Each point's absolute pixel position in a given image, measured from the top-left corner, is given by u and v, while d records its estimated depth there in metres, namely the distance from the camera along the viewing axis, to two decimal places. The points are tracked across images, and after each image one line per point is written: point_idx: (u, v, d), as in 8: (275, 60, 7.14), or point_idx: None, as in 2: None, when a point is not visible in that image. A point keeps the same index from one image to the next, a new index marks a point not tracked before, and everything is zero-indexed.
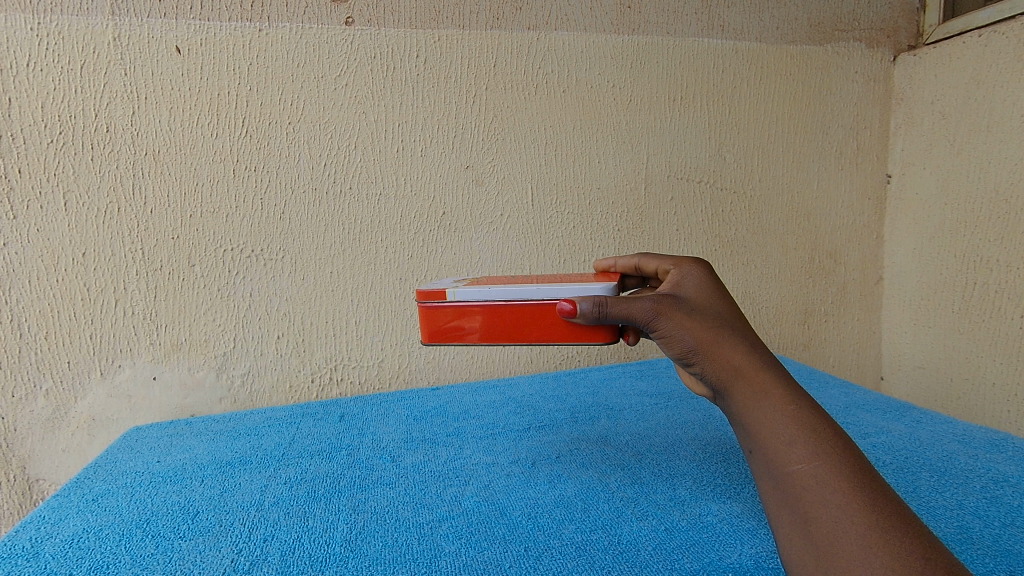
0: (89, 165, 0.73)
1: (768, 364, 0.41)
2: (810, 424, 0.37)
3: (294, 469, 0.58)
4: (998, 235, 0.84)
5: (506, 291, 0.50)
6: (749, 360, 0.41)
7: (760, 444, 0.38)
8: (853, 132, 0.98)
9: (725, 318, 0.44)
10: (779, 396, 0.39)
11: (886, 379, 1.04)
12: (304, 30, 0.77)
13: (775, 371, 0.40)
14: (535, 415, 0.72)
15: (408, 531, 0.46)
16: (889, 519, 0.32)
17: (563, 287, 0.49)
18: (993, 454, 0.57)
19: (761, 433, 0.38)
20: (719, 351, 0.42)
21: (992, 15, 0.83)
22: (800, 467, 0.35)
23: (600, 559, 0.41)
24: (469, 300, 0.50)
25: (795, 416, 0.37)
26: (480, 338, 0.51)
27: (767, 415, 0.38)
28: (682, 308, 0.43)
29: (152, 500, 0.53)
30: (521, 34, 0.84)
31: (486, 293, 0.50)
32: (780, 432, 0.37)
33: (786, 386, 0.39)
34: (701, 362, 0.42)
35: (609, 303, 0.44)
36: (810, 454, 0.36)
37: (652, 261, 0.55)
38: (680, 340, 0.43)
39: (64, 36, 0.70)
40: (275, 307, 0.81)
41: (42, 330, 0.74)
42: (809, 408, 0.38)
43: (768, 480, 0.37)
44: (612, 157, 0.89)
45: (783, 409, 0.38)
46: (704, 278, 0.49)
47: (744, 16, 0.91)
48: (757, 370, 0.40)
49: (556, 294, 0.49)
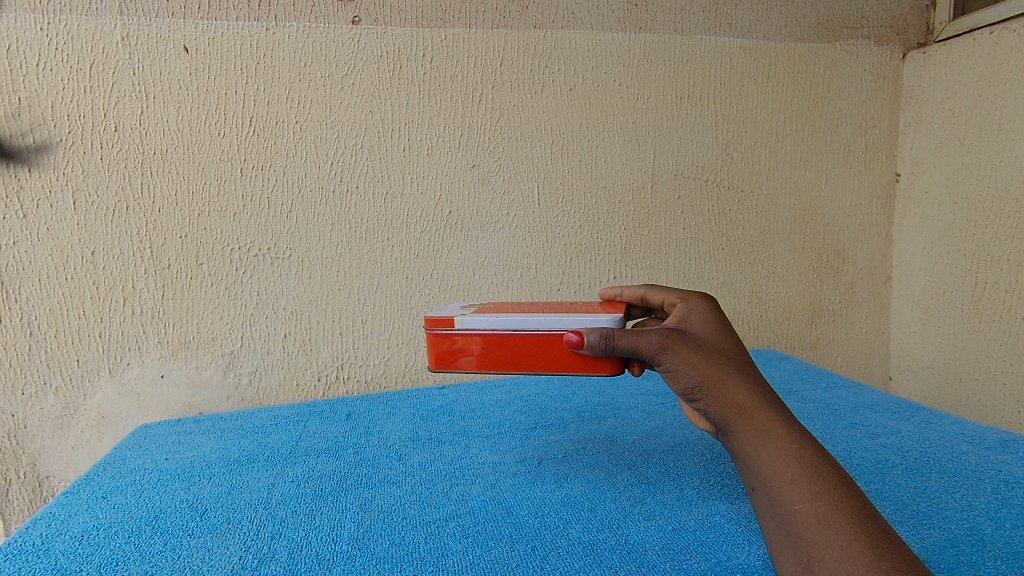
0: (98, 164, 0.73)
1: (771, 403, 0.41)
2: (812, 463, 0.38)
3: (301, 467, 0.59)
4: (1008, 234, 0.83)
5: (514, 320, 0.50)
6: (752, 399, 0.41)
7: (764, 483, 0.38)
8: (861, 131, 0.97)
9: (729, 354, 0.44)
10: (781, 435, 0.39)
11: (895, 379, 1.03)
12: (310, 29, 0.77)
13: (777, 410, 0.41)
14: (541, 414, 0.72)
15: (414, 530, 0.46)
16: (889, 558, 0.33)
17: (571, 318, 0.49)
18: (1005, 455, 0.56)
19: (763, 473, 0.38)
20: (723, 389, 0.42)
21: (1003, 12, 0.83)
22: (802, 507, 0.36)
23: (606, 559, 0.41)
24: (477, 327, 0.50)
25: (797, 454, 0.38)
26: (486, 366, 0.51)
27: (769, 453, 0.39)
28: (690, 343, 0.43)
29: (159, 498, 0.53)
30: (528, 33, 0.84)
31: (494, 322, 0.50)
32: (783, 472, 0.38)
33: (787, 425, 0.40)
34: (705, 398, 0.42)
35: (617, 336, 0.44)
36: (813, 493, 0.36)
37: (659, 295, 0.55)
38: (685, 375, 0.42)
39: (73, 36, 0.71)
40: (282, 306, 0.81)
41: (51, 328, 0.74)
42: (812, 448, 0.39)
43: (770, 518, 0.37)
44: (618, 155, 0.89)
45: (788, 448, 0.39)
46: (711, 313, 0.48)
47: (752, 15, 0.91)
48: (760, 409, 0.41)
49: (563, 324, 0.49)
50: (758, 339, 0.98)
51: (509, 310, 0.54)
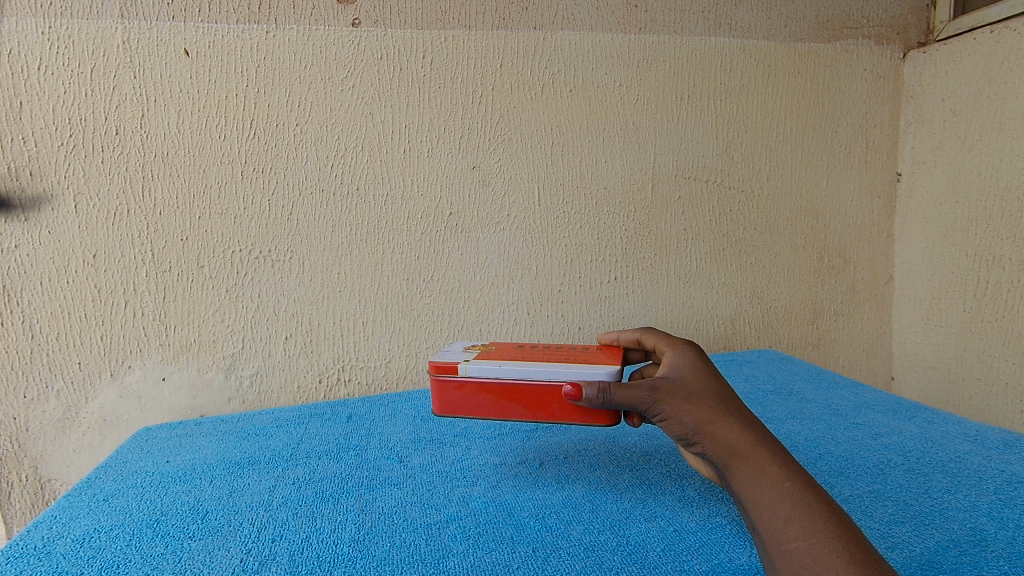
0: (100, 167, 0.74)
1: (764, 442, 0.42)
2: (807, 500, 0.38)
3: (303, 469, 0.59)
4: (1010, 234, 0.83)
5: (516, 370, 0.50)
6: (745, 438, 0.42)
7: (760, 521, 0.38)
8: (862, 131, 0.97)
9: (720, 397, 0.45)
10: (776, 474, 0.40)
11: (897, 379, 1.03)
12: (310, 32, 0.77)
13: (771, 449, 0.41)
14: (543, 414, 0.72)
15: (416, 532, 0.46)
16: None
17: (570, 367, 0.49)
18: (1008, 455, 0.56)
19: (760, 511, 0.38)
20: (716, 430, 0.43)
21: (1003, 11, 0.83)
22: (798, 545, 0.36)
23: (607, 560, 0.41)
24: (480, 376, 0.50)
25: (792, 492, 0.38)
26: (491, 413, 0.51)
27: (765, 492, 0.39)
28: (679, 393, 0.44)
29: (160, 500, 0.53)
30: (527, 35, 0.84)
31: (496, 370, 0.50)
32: (778, 510, 0.38)
33: (783, 464, 0.40)
34: (701, 442, 0.43)
35: (612, 389, 0.45)
36: (807, 530, 0.36)
37: (652, 339, 0.55)
38: (680, 423, 0.43)
39: (74, 40, 0.71)
40: (283, 307, 0.81)
41: (53, 331, 0.75)
42: (805, 486, 0.39)
43: (767, 553, 0.37)
44: (619, 157, 0.89)
45: (781, 486, 0.39)
46: (698, 359, 0.49)
47: (751, 15, 0.91)
48: (754, 448, 0.41)
49: (561, 373, 0.48)
50: (759, 340, 0.98)
51: (513, 356, 0.54)
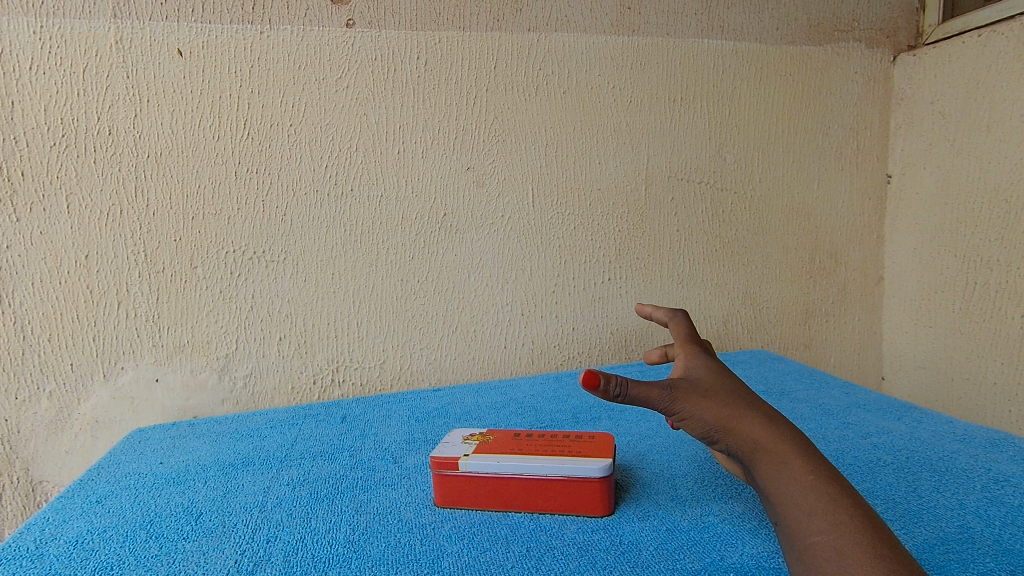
0: (91, 150, 0.93)
1: (810, 452, 0.54)
2: (869, 505, 0.50)
3: (429, 483, 0.71)
4: (997, 235, 1.02)
5: (516, 466, 0.62)
6: (768, 432, 0.56)
7: (793, 527, 0.50)
8: (854, 132, 1.19)
9: (739, 393, 0.58)
10: (799, 467, 0.53)
11: (887, 379, 1.26)
12: (305, 31, 0.98)
13: (807, 450, 0.54)
14: (584, 410, 0.93)
15: (612, 555, 0.55)
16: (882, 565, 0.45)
17: (576, 465, 0.61)
18: (999, 456, 0.72)
19: (787, 507, 0.51)
20: (741, 427, 0.56)
21: (991, 16, 1.01)
22: (820, 538, 0.48)
23: (602, 559, 0.55)
24: (479, 471, 0.63)
25: (854, 494, 0.51)
26: (491, 506, 0.64)
27: (792, 478, 0.52)
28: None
29: (321, 538, 0.60)
30: (522, 34, 1.05)
31: (498, 466, 0.63)
32: (803, 502, 0.51)
33: (829, 469, 0.53)
34: (723, 438, 0.57)
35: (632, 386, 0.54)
36: (830, 526, 0.48)
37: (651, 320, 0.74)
38: (700, 419, 0.56)
39: (66, 36, 0.90)
40: (365, 332, 1.06)
41: (46, 332, 0.94)
42: (829, 479, 0.52)
43: (791, 550, 0.50)
44: (614, 157, 1.11)
45: (806, 478, 0.52)
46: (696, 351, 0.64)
47: (741, 19, 1.13)
48: (780, 443, 0.55)
49: (561, 471, 0.61)
50: (751, 339, 1.21)
51: (726, 430, 0.57)
